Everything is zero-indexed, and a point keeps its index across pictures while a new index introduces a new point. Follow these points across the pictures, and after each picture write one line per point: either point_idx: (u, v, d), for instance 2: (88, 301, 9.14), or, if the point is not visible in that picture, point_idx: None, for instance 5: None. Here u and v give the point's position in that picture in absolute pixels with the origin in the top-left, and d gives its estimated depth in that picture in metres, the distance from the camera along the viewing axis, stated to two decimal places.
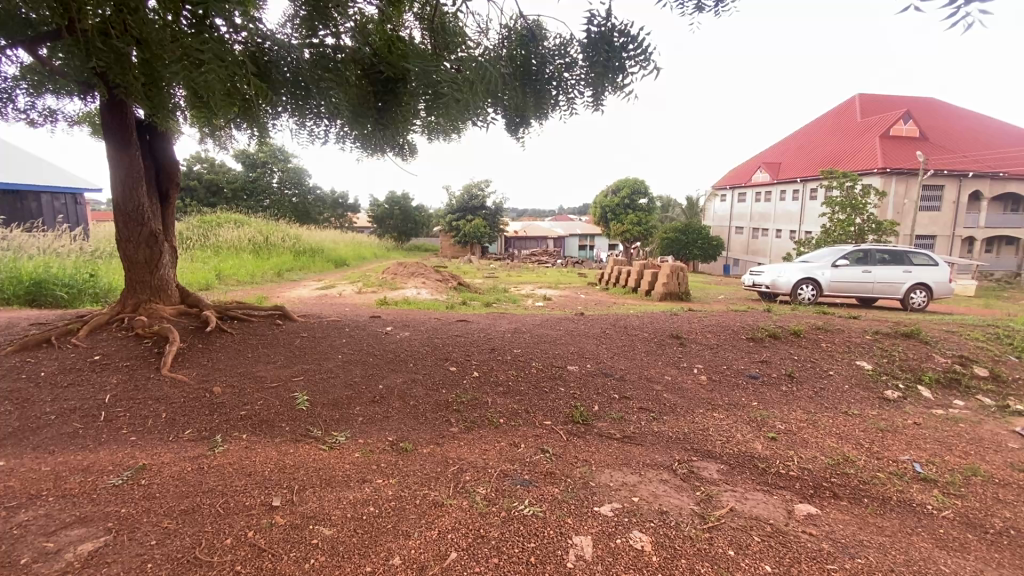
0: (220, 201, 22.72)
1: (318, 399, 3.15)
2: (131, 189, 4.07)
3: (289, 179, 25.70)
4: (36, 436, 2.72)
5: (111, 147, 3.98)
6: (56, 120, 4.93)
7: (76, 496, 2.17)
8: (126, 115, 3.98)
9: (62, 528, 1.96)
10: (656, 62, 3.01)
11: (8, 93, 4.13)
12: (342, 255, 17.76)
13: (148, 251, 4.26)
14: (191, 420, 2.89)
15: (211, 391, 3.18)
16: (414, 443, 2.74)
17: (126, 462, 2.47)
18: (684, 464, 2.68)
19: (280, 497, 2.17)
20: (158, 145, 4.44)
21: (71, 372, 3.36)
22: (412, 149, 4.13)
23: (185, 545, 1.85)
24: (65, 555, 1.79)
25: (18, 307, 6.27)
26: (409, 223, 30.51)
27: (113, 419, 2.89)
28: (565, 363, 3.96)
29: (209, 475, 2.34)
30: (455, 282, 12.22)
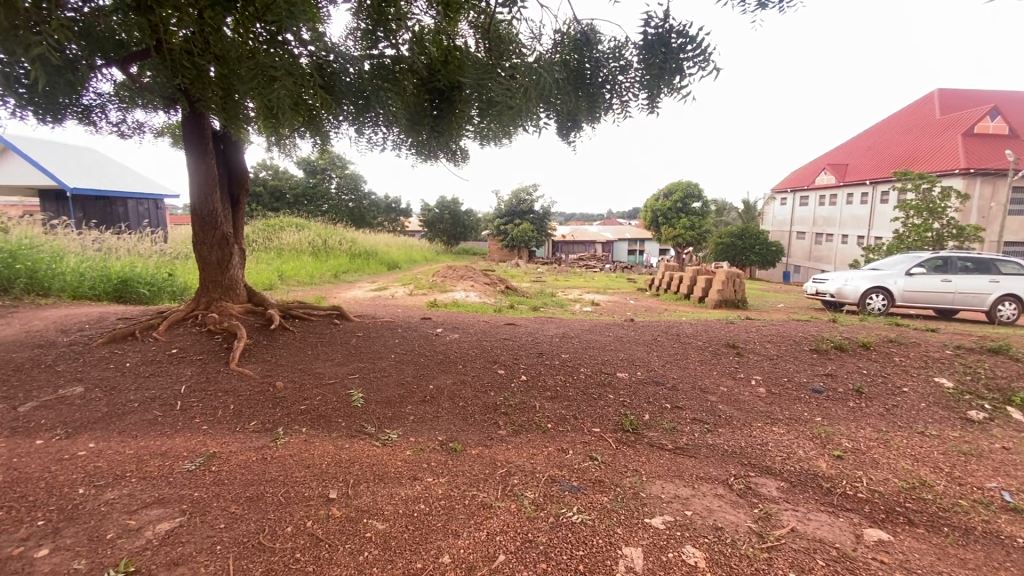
0: (282, 206, 24.00)
1: (372, 397, 3.26)
2: (206, 194, 4.37)
3: (346, 185, 26.72)
4: (122, 421, 2.97)
5: (191, 155, 4.29)
6: (143, 132, 5.37)
7: (155, 478, 2.35)
8: (204, 126, 4.28)
9: (143, 507, 2.12)
10: (715, 62, 2.91)
11: (102, 108, 4.54)
12: (395, 258, 18.31)
13: (219, 253, 4.55)
14: (256, 413, 3.06)
15: (274, 386, 3.36)
16: (464, 444, 2.78)
17: (198, 449, 2.65)
18: (741, 479, 2.56)
19: (336, 490, 2.26)
20: (231, 154, 4.75)
21: (152, 364, 3.65)
22: (464, 154, 4.19)
23: (250, 530, 1.96)
24: (146, 533, 1.95)
25: (107, 303, 6.85)
26: (458, 227, 31.02)
27: (187, 409, 3.10)
28: (615, 369, 3.90)
29: (273, 465, 2.47)
30: (503, 286, 12.30)
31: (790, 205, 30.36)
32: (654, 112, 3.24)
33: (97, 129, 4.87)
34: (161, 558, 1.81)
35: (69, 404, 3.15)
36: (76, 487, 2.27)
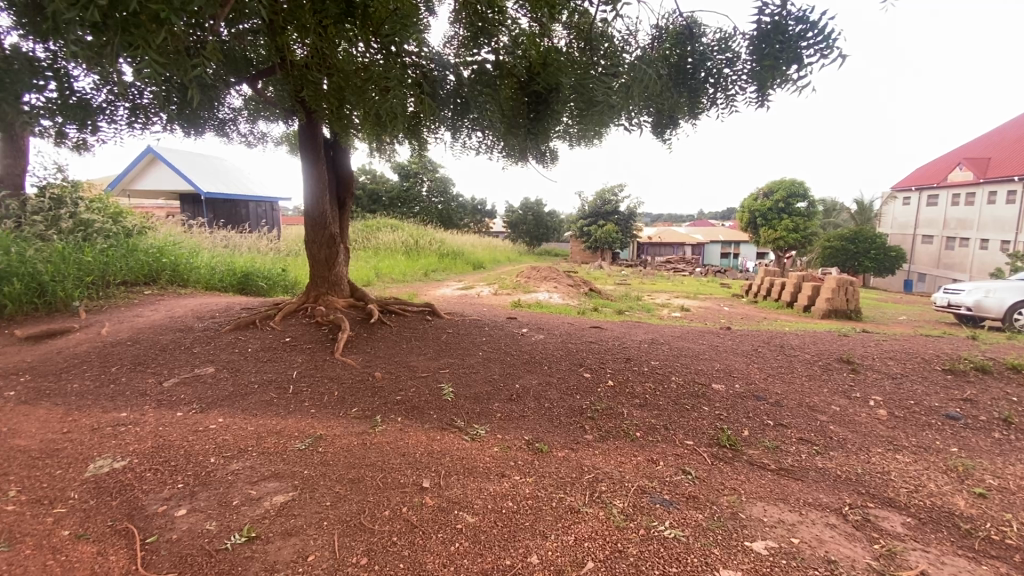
0: (379, 209, 25.54)
1: (461, 392, 3.36)
2: (317, 197, 4.77)
3: (436, 188, 27.87)
4: (245, 399, 3.33)
5: (305, 161, 4.70)
6: (265, 141, 5.97)
7: (273, 454, 2.60)
8: (317, 134, 4.66)
9: (263, 479, 2.36)
10: (839, 48, 2.65)
11: (234, 121, 5.11)
12: (481, 258, 18.79)
13: (327, 251, 4.94)
14: (357, 400, 3.28)
15: (373, 376, 3.58)
16: (549, 445, 2.77)
17: (307, 431, 2.88)
18: (857, 509, 2.31)
19: (429, 480, 2.35)
20: (339, 159, 5.12)
21: (269, 350, 4.05)
22: (553, 156, 4.19)
23: (353, 510, 2.10)
24: (265, 503, 2.16)
25: (232, 293, 7.75)
26: (542, 228, 31.14)
27: (298, 392, 3.40)
28: (709, 380, 3.69)
29: (371, 451, 2.63)
30: (587, 288, 12.14)
31: (915, 205, 26.99)
32: (764, 106, 3.02)
33: (229, 140, 5.50)
34: (277, 527, 2.00)
35: (203, 382, 3.59)
36: (209, 456, 2.58)
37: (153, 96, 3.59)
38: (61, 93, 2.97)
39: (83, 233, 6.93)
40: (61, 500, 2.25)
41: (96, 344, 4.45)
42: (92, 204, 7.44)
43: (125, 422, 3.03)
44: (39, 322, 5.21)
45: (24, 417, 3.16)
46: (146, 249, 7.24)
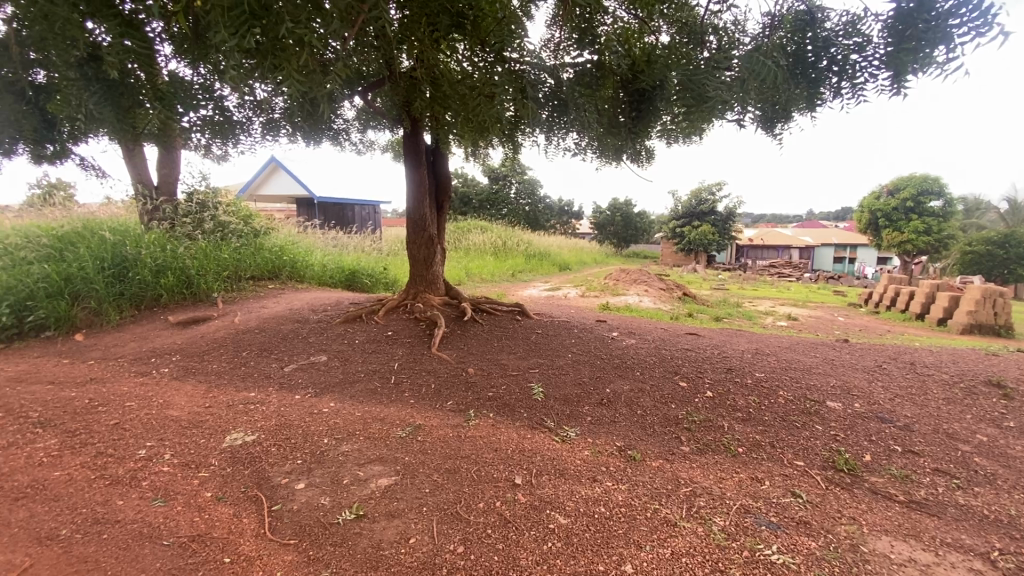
0: (469, 211, 26.30)
1: (551, 393, 3.38)
2: (418, 201, 5.04)
3: (525, 190, 28.08)
4: (353, 386, 3.61)
5: (408, 167, 4.99)
6: (373, 149, 6.42)
7: (377, 439, 2.79)
8: (419, 141, 4.93)
9: (369, 462, 2.54)
10: (1001, 24, 2.30)
11: (347, 130, 5.54)
12: (568, 260, 18.70)
13: (426, 252, 5.20)
14: (452, 394, 3.42)
15: (466, 371, 3.71)
16: (643, 453, 2.69)
17: (407, 420, 3.06)
18: (1011, 557, 1.99)
19: (521, 477, 2.39)
20: (438, 163, 5.36)
21: (374, 342, 4.35)
22: (649, 154, 4.04)
23: (450, 499, 2.19)
24: (371, 484, 2.33)
25: (340, 288, 8.47)
26: (632, 230, 30.23)
27: (399, 383, 3.61)
28: (823, 398, 3.37)
29: (466, 443, 2.73)
30: (681, 292, 11.60)
31: None
32: (900, 94, 2.70)
33: (342, 148, 5.98)
34: (382, 508, 2.14)
35: (318, 368, 3.95)
36: (323, 437, 2.83)
37: (284, 110, 4.00)
38: (213, 112, 3.41)
39: (221, 233, 7.92)
40: (204, 465, 2.59)
41: (231, 331, 5.06)
42: (229, 207, 8.47)
43: (254, 401, 3.42)
44: (187, 309, 6.05)
45: (176, 391, 3.68)
46: (270, 248, 8.09)
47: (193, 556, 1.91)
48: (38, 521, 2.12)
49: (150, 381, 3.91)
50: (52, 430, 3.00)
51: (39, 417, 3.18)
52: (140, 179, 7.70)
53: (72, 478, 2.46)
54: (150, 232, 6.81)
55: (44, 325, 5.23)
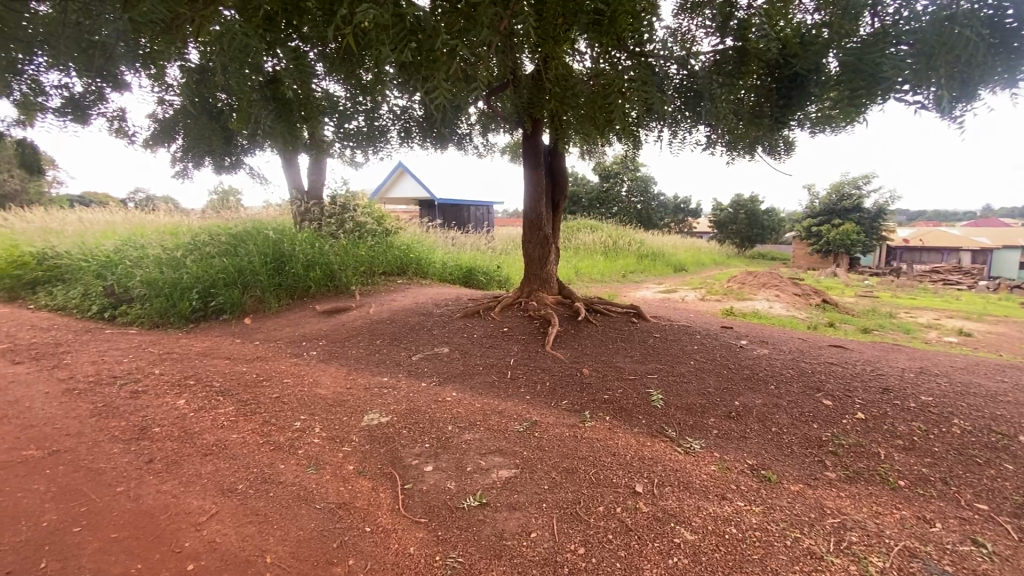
0: (578, 210, 26.00)
1: (672, 401, 3.22)
2: (534, 200, 5.14)
3: (638, 187, 26.82)
4: (472, 378, 3.78)
5: (527, 167, 5.11)
6: (493, 151, 6.63)
7: (497, 431, 2.88)
8: (537, 141, 5.01)
9: (489, 453, 2.63)
10: None
11: (470, 134, 5.80)
12: (685, 261, 17.69)
13: (541, 251, 5.26)
14: (567, 393, 3.42)
15: (581, 372, 3.69)
16: (779, 475, 2.46)
17: (524, 415, 3.11)
18: None
19: (642, 485, 2.31)
20: (557, 162, 5.37)
21: (491, 337, 4.51)
22: (790, 148, 3.66)
23: (569, 499, 2.20)
24: (493, 474, 2.41)
25: (458, 285, 8.89)
26: (757, 229, 27.71)
27: (515, 378, 3.71)
28: (1015, 432, 2.80)
29: (583, 444, 2.71)
30: (818, 298, 10.39)
31: None
32: None
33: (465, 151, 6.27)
34: (503, 499, 2.21)
35: (440, 359, 4.19)
36: (447, 424, 2.99)
37: (417, 119, 4.29)
38: (358, 123, 3.78)
39: (358, 232, 8.75)
40: (346, 440, 2.88)
41: (365, 321, 5.58)
42: (364, 209, 9.32)
43: (386, 386, 3.73)
44: (329, 300, 6.78)
45: (322, 372, 4.14)
46: (398, 246, 8.75)
47: (340, 521, 2.14)
48: (221, 475, 2.52)
49: (302, 362, 4.46)
50: (230, 399, 3.55)
51: (220, 387, 3.79)
52: (295, 185, 8.80)
53: (245, 441, 2.89)
54: (302, 232, 7.76)
55: (222, 309, 6.27)
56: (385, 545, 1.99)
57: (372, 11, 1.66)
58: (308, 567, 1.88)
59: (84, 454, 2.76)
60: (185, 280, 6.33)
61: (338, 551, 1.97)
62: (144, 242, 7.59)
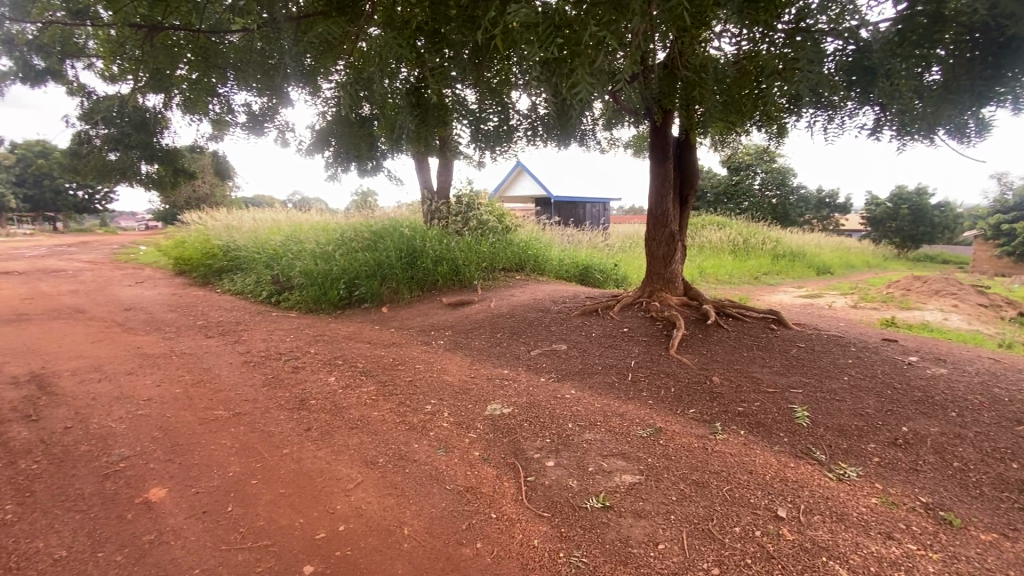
0: (703, 207, 24.31)
1: (820, 419, 2.88)
2: (660, 196, 4.92)
3: (773, 180, 23.35)
4: (591, 377, 3.73)
5: (653, 162, 4.91)
6: (617, 145, 6.45)
7: (620, 434, 2.81)
8: (666, 135, 4.78)
9: (612, 455, 2.57)
10: None
11: (594, 130, 5.70)
12: (831, 262, 15.66)
13: (666, 249, 5.02)
14: (694, 401, 3.22)
15: (711, 379, 3.45)
16: (964, 519, 2.07)
17: (648, 420, 2.99)
18: None
19: (785, 510, 2.09)
20: (687, 156, 5.05)
21: (610, 337, 4.41)
22: None
23: (700, 514, 2.07)
24: (616, 478, 2.35)
25: (575, 282, 8.87)
26: (926, 226, 23.58)
27: (637, 381, 3.58)
28: None
29: (714, 457, 2.53)
30: (1013, 311, 8.55)
31: None
32: None
33: (588, 147, 6.18)
34: (628, 505, 2.15)
35: (559, 356, 4.21)
36: (568, 422, 2.98)
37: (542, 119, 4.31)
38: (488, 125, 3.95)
39: (481, 230, 9.11)
40: (472, 427, 3.02)
41: (487, 314, 5.80)
42: (487, 207, 9.66)
43: (507, 378, 3.85)
44: (455, 293, 7.16)
45: (449, 361, 4.39)
46: (518, 243, 8.92)
47: (468, 504, 2.25)
48: (365, 448, 2.79)
49: (430, 350, 4.76)
50: (371, 379, 3.92)
51: (362, 368, 4.21)
52: (424, 185, 9.41)
53: (384, 419, 3.17)
54: (431, 229, 8.29)
55: (364, 298, 7.01)
56: (510, 533, 2.05)
57: (520, 10, 1.68)
58: (440, 544, 2.00)
59: (259, 417, 3.24)
60: (335, 271, 7.13)
61: (467, 533, 2.07)
62: (301, 237, 8.71)
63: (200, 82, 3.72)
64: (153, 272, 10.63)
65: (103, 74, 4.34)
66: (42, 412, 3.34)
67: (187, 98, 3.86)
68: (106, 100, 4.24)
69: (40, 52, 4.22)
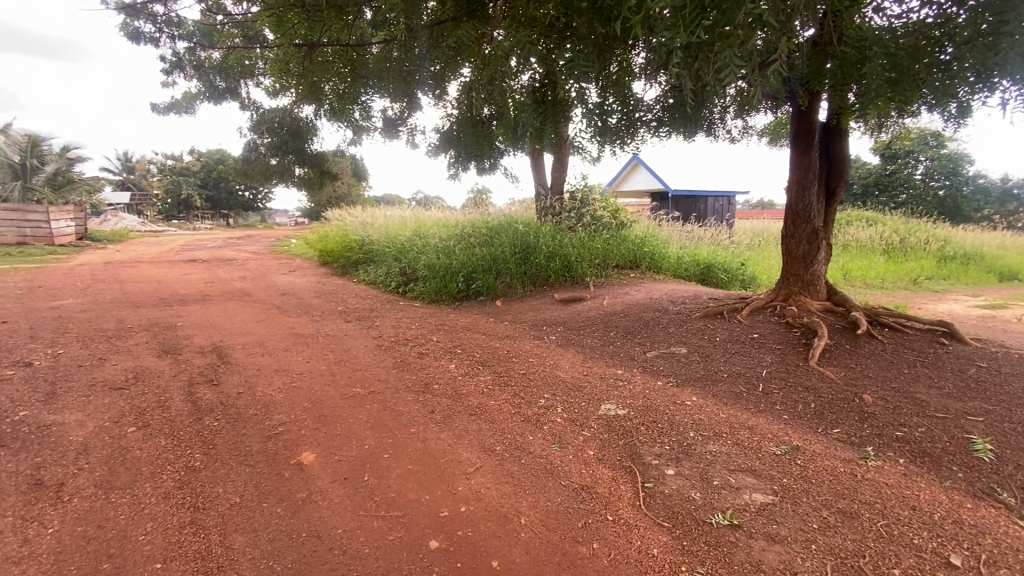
0: (847, 201, 21.44)
1: (1010, 456, 2.40)
2: (802, 189, 4.44)
3: (940, 168, 19.24)
4: (715, 385, 3.49)
5: (795, 151, 4.42)
6: (750, 134, 5.92)
7: (749, 448, 2.59)
8: (811, 120, 4.27)
9: (740, 471, 2.38)
10: None
11: (724, 119, 5.29)
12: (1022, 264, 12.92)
13: (807, 247, 4.53)
14: (840, 420, 2.87)
15: (861, 398, 3.04)
16: None
17: (782, 436, 2.72)
18: None
19: (961, 558, 1.78)
20: (836, 142, 4.48)
21: (737, 343, 4.08)
22: None
23: (848, 548, 1.84)
24: (746, 496, 2.18)
25: (696, 282, 8.37)
26: None
27: (769, 393, 3.27)
28: None
29: (865, 485, 2.23)
30: None
31: None
32: None
33: (716, 137, 5.76)
34: (760, 526, 1.98)
35: (678, 359, 4.00)
36: (689, 430, 2.82)
37: (668, 110, 4.09)
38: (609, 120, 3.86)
39: (595, 226, 8.97)
40: (586, 425, 2.99)
41: (600, 311, 5.71)
42: (602, 202, 9.49)
43: (622, 378, 3.76)
44: (567, 290, 7.14)
45: (561, 356, 4.40)
46: (634, 239, 8.63)
47: (584, 503, 2.23)
48: (484, 434, 2.91)
49: (543, 344, 4.81)
50: (487, 369, 4.08)
51: (480, 358, 4.39)
52: (539, 182, 9.51)
53: (501, 408, 3.27)
54: (545, 225, 8.37)
55: (480, 292, 7.31)
56: (628, 538, 2.00)
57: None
58: (557, 539, 2.02)
59: (390, 397, 3.53)
60: (454, 265, 7.52)
61: (583, 531, 2.06)
62: (425, 233, 9.31)
63: (346, 93, 4.13)
64: (303, 262, 12.10)
65: (269, 90, 5.00)
66: (221, 377, 3.98)
67: (334, 107, 4.29)
68: (271, 113, 4.92)
69: (223, 74, 4.86)
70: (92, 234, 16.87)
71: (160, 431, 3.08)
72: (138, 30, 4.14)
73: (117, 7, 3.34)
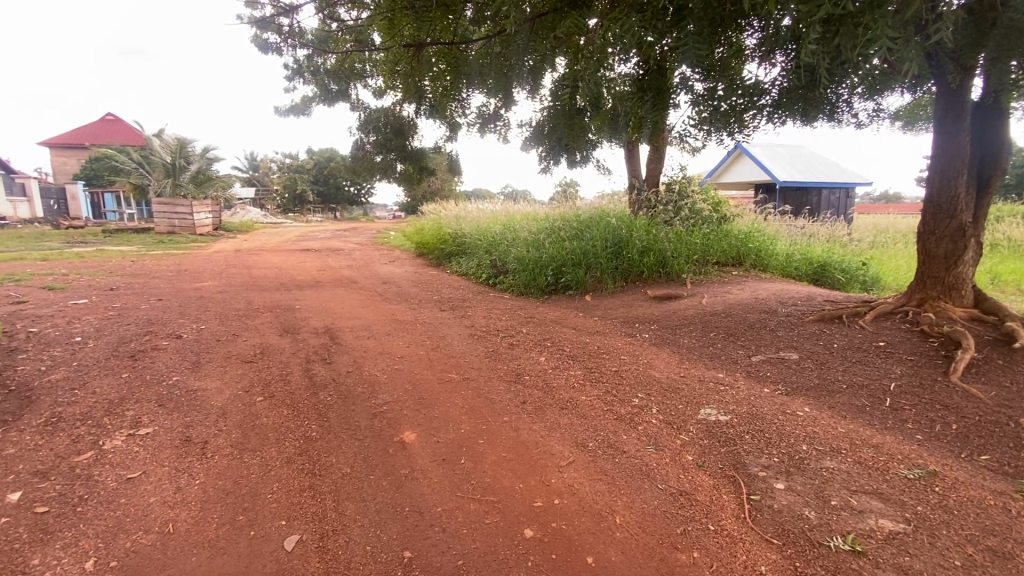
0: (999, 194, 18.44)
1: None
2: (948, 178, 3.87)
3: None
4: (832, 396, 3.17)
5: (941, 135, 3.85)
6: (881, 117, 5.27)
7: (873, 468, 2.34)
8: (963, 97, 3.69)
9: (863, 493, 2.15)
10: None
11: (849, 102, 4.75)
12: None
13: (950, 246, 3.95)
14: (991, 447, 2.49)
15: (1018, 423, 2.62)
16: None
17: (915, 458, 2.42)
18: None
19: None
20: (994, 123, 3.84)
21: (859, 351, 3.68)
22: None
23: None
24: (870, 520, 1.97)
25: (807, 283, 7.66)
26: None
27: (898, 409, 2.91)
28: None
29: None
30: None
31: None
32: None
33: (839, 123, 5.19)
34: (888, 557, 1.78)
35: (787, 365, 3.69)
36: (801, 442, 2.60)
37: (784, 96, 3.75)
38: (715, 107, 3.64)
39: (693, 219, 8.53)
40: (684, 429, 2.87)
41: (698, 310, 5.43)
42: (701, 195, 8.99)
43: (722, 382, 3.55)
44: (661, 286, 6.88)
45: (655, 356, 4.24)
46: (737, 235, 8.07)
47: (683, 508, 2.15)
48: (575, 429, 2.90)
49: (635, 342, 4.68)
50: (578, 364, 4.05)
51: (570, 352, 4.37)
52: (632, 174, 9.22)
53: (593, 404, 3.23)
54: (639, 219, 8.11)
55: (569, 286, 7.28)
56: (732, 551, 1.89)
57: None
58: (654, 543, 1.96)
59: (482, 385, 3.64)
60: (544, 259, 7.56)
61: (682, 538, 1.98)
62: (516, 226, 9.44)
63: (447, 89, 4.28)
64: (401, 253, 12.79)
65: (376, 91, 5.33)
66: (333, 357, 4.34)
67: (436, 103, 4.47)
68: (377, 113, 5.25)
69: (337, 77, 5.24)
70: (225, 226, 19.09)
71: (282, 402, 3.43)
72: (266, 41, 4.59)
73: (249, 20, 3.72)
